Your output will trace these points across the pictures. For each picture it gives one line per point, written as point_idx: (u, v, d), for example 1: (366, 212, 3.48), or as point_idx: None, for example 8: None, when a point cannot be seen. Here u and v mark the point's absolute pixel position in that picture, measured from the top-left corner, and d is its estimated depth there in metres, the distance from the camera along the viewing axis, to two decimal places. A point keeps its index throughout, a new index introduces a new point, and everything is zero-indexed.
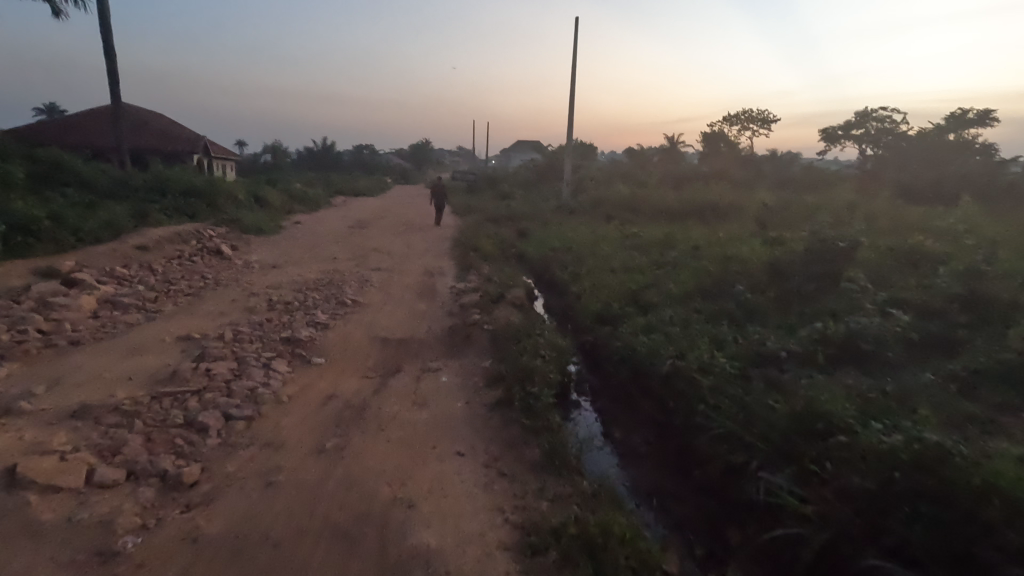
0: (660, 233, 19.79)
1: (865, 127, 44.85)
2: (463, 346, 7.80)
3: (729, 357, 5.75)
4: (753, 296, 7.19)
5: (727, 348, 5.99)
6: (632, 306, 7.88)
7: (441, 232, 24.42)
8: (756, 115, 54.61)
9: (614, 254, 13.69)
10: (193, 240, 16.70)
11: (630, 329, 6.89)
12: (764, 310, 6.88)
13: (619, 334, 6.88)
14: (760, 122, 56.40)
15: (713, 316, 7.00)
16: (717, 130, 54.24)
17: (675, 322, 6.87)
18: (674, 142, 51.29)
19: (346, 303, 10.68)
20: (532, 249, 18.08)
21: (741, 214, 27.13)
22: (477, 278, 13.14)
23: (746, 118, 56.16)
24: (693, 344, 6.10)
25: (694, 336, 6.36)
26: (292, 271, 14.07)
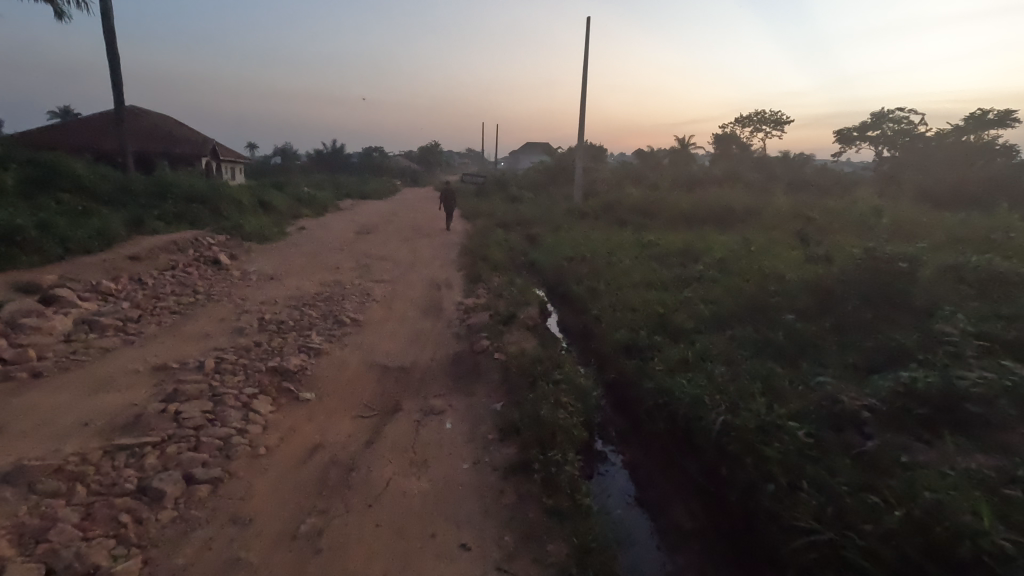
0: (678, 241, 18.85)
1: (882, 128, 43.60)
2: (471, 379, 6.97)
3: (788, 415, 4.83)
4: (805, 329, 6.26)
5: (783, 398, 5.10)
6: (663, 335, 7.00)
7: (448, 238, 23.60)
8: (768, 116, 53.50)
9: (632, 267, 12.81)
10: (190, 249, 16.02)
11: (664, 369, 5.98)
12: (819, 348, 5.95)
13: (652, 375, 5.97)
14: (775, 123, 55.17)
15: (760, 353, 6.08)
16: (729, 132, 53.14)
17: (717, 360, 5.99)
18: (686, 144, 50.29)
19: (345, 322, 9.86)
20: (543, 257, 17.23)
21: (759, 219, 26.14)
22: (487, 291, 12.31)
23: (759, 119, 55.04)
24: (742, 392, 5.22)
25: (742, 381, 5.44)
26: (291, 283, 13.33)
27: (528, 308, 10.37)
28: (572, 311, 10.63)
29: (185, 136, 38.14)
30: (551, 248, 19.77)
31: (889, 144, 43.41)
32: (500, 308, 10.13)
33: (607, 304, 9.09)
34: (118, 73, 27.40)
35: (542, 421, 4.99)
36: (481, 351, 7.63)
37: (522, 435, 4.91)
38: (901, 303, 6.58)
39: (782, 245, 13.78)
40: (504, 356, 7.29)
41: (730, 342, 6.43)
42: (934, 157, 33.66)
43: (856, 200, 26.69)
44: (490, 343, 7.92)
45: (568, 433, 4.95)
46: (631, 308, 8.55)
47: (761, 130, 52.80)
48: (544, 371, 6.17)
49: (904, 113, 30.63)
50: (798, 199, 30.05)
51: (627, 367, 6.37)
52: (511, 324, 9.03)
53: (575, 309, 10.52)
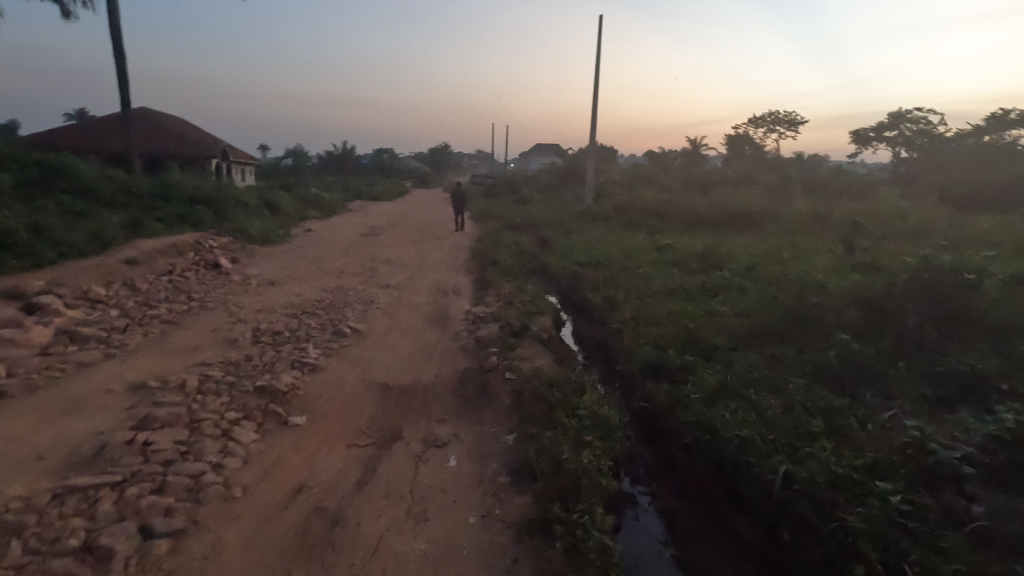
0: (695, 245, 18.06)
1: (900, 129, 42.42)
2: (480, 401, 6.27)
3: (855, 464, 4.11)
4: (859, 351, 5.53)
5: (845, 442, 4.38)
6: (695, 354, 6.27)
7: (457, 241, 22.96)
8: (782, 118, 52.45)
9: (650, 274, 12.09)
10: (190, 253, 15.49)
11: (700, 397, 5.27)
12: (880, 374, 5.21)
13: (687, 403, 5.26)
14: (789, 124, 54.03)
15: (810, 379, 5.34)
16: (743, 133, 52.13)
17: (761, 388, 5.27)
18: (698, 145, 49.49)
19: (345, 333, 9.20)
20: (555, 262, 16.52)
21: (777, 223, 25.26)
22: (497, 299, 11.62)
23: (772, 120, 53.99)
24: (796, 431, 4.50)
25: (794, 416, 4.72)
26: (291, 289, 12.75)
27: (542, 319, 9.66)
28: (587, 321, 9.93)
29: (194, 136, 37.88)
30: (562, 252, 19.04)
31: (906, 145, 42.25)
32: (511, 318, 9.44)
33: (628, 316, 8.36)
34: (124, 73, 27.07)
35: (563, 467, 4.30)
36: (491, 369, 6.93)
37: (541, 483, 4.21)
38: (967, 321, 5.82)
39: (809, 253, 12.97)
40: (516, 374, 6.59)
41: (775, 366, 5.69)
42: (956, 158, 32.58)
43: (878, 202, 25.74)
44: (501, 358, 7.23)
45: (595, 481, 4.27)
46: (655, 322, 7.82)
47: (775, 130, 51.72)
48: (563, 396, 5.47)
49: (924, 114, 29.64)
50: (816, 202, 29.12)
51: (656, 392, 5.66)
52: (523, 336, 8.33)
53: (591, 320, 9.79)
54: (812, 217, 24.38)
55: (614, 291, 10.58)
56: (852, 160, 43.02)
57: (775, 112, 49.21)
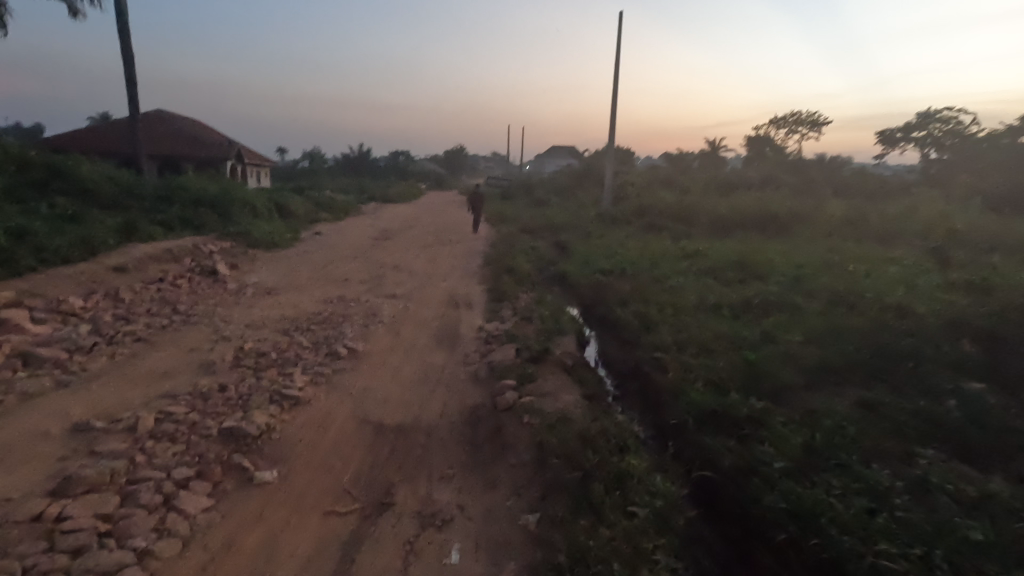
0: (726, 252, 16.71)
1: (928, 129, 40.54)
2: (495, 452, 5.09)
3: None
4: (987, 426, 4.34)
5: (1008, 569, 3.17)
6: (765, 402, 5.00)
7: (470, 246, 21.85)
8: (806, 118, 50.66)
9: (684, 286, 10.88)
10: (186, 259, 14.57)
11: (785, 472, 4.05)
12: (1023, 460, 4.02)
13: (769, 480, 4.03)
14: (812, 124, 52.16)
15: (929, 454, 4.12)
16: (764, 134, 50.48)
17: (867, 465, 4.03)
18: (717, 147, 48.01)
19: (341, 354, 8.07)
20: (575, 269, 15.36)
21: (807, 227, 23.80)
22: (512, 313, 10.44)
23: (795, 121, 52.22)
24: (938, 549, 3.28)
25: (927, 520, 3.51)
26: (289, 299, 11.76)
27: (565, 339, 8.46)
28: (617, 340, 8.72)
29: (207, 137, 37.37)
30: (582, 258, 17.82)
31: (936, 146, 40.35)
32: (531, 338, 8.26)
33: (670, 341, 7.13)
34: (132, 73, 26.52)
35: None
36: (507, 408, 5.73)
37: None
38: None
39: (859, 267, 11.63)
40: (539, 416, 5.40)
41: (876, 429, 4.44)
42: (994, 159, 30.80)
43: (915, 205, 24.17)
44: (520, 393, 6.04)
45: None
46: (705, 350, 6.57)
47: (797, 131, 49.95)
48: (603, 463, 4.28)
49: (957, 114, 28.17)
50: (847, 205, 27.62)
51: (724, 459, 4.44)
52: (546, 361, 7.15)
53: (621, 341, 8.57)
54: (846, 223, 22.88)
55: (646, 306, 9.38)
56: (880, 161, 41.20)
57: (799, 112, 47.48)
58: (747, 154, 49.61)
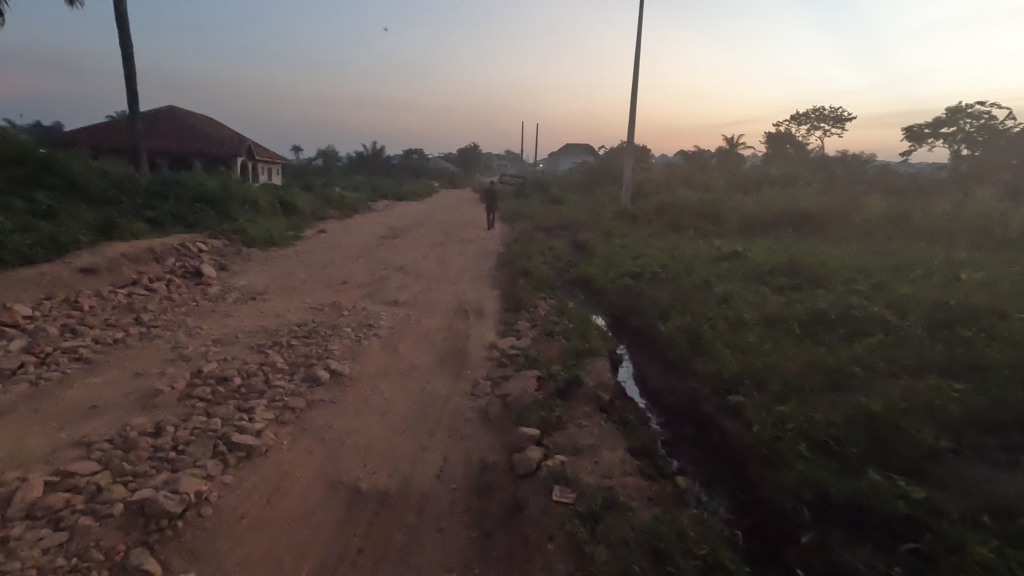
0: (765, 254, 15.00)
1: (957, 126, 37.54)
2: (514, 554, 3.55)
3: None
4: None
5: None
6: (921, 494, 3.39)
7: (482, 245, 20.35)
8: (830, 114, 48.38)
9: (731, 293, 9.29)
10: (170, 258, 13.25)
11: None
12: None
13: None
14: (835, 120, 49.91)
15: None
16: (785, 131, 48.35)
17: None
18: (737, 144, 46.00)
19: (321, 380, 6.54)
20: (598, 271, 13.81)
21: (844, 226, 21.94)
22: (530, 325, 8.87)
23: (818, 117, 50.02)
24: None
25: None
26: (275, 306, 10.34)
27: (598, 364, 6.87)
28: (661, 365, 7.12)
29: (214, 133, 36.31)
30: (604, 259, 16.24)
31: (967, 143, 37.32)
32: (556, 362, 6.68)
33: (740, 375, 5.53)
34: (130, 65, 25.41)
35: None
36: (530, 475, 4.20)
37: None
38: None
39: (935, 276, 9.90)
40: (575, 496, 3.84)
41: None
42: None
43: (962, 203, 22.21)
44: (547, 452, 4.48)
45: None
46: (794, 393, 4.95)
47: (821, 126, 47.74)
48: None
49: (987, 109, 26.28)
50: (884, 203, 25.70)
51: None
52: (577, 397, 5.57)
53: (666, 367, 6.96)
54: (888, 223, 21.04)
55: (694, 320, 7.77)
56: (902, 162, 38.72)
57: (824, 108, 45.37)
58: (769, 151, 47.52)
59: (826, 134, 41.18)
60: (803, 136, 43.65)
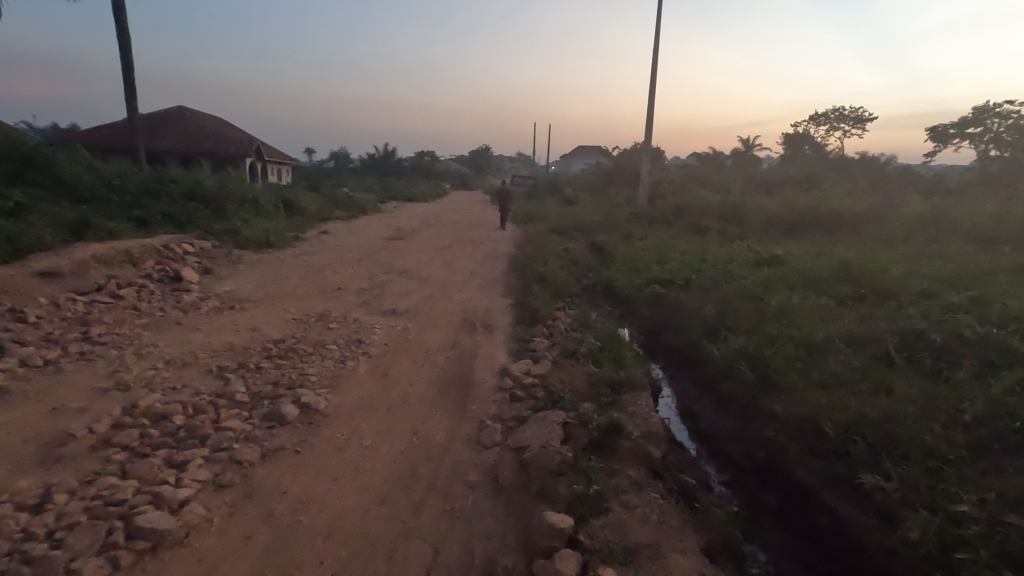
0: (808, 259, 13.41)
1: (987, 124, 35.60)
2: None
3: None
4: None
5: None
6: None
7: (493, 248, 18.97)
8: (849, 115, 46.56)
9: (786, 306, 7.83)
10: (148, 260, 12.03)
11: None
12: None
13: None
14: (856, 120, 47.96)
15: None
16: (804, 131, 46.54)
17: None
18: (754, 145, 44.38)
19: (286, 419, 5.15)
20: (622, 277, 12.39)
21: (881, 228, 20.27)
22: (549, 342, 7.43)
23: (838, 117, 48.20)
24: None
25: None
26: (254, 315, 9.04)
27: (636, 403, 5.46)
28: (715, 399, 5.71)
29: (220, 132, 35.27)
30: (625, 263, 14.80)
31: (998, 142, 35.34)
32: (586, 398, 5.25)
33: (847, 435, 4.13)
34: (127, 59, 24.37)
35: None
36: None
37: None
38: None
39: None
40: None
41: None
42: None
43: (1008, 204, 20.49)
44: (591, 570, 3.10)
45: None
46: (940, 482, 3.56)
47: (844, 125, 45.79)
48: None
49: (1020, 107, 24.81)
50: (918, 204, 23.97)
51: None
52: (620, 458, 4.17)
53: (723, 403, 5.55)
54: (931, 222, 19.32)
55: (754, 341, 6.33)
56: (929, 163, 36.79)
57: (844, 108, 43.68)
58: (787, 152, 45.71)
59: (846, 134, 39.43)
60: (823, 136, 41.87)
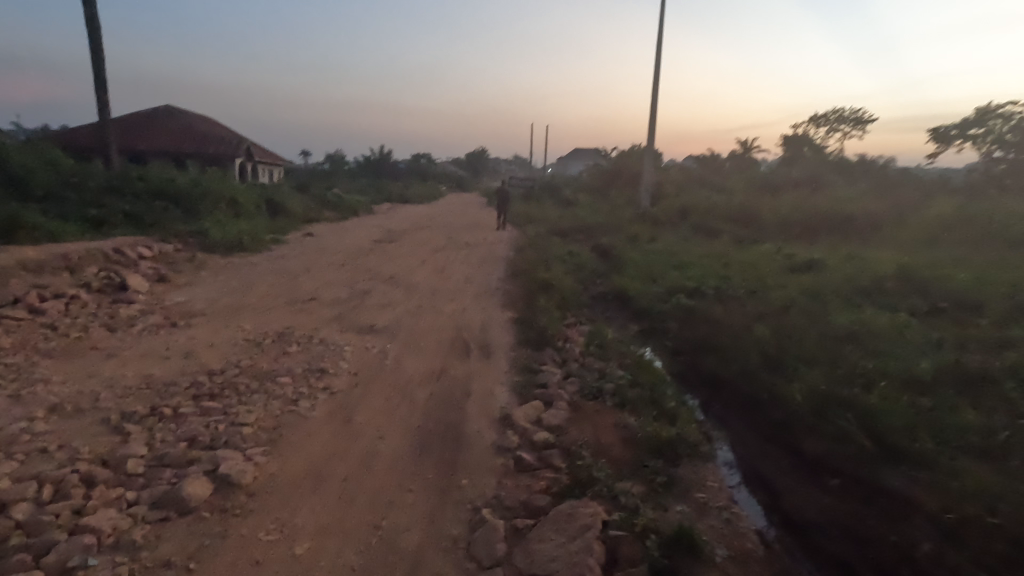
0: (845, 263, 11.82)
1: None
2: None
3: None
4: None
5: None
6: None
7: (490, 251, 17.40)
8: (850, 115, 45.35)
9: (858, 324, 6.24)
10: (91, 266, 10.38)
11: None
12: None
13: None
14: (857, 121, 46.63)
15: None
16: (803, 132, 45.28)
17: None
18: (753, 146, 43.17)
19: (188, 505, 3.52)
20: (637, 284, 10.83)
21: (903, 230, 18.86)
22: (563, 373, 5.80)
23: (838, 118, 47.08)
24: None
25: None
26: (198, 334, 7.41)
27: (694, 481, 3.85)
28: (802, 465, 4.11)
29: (203, 129, 33.53)
30: (637, 268, 13.25)
31: None
32: (627, 482, 3.66)
33: None
34: (95, 49, 22.69)
35: None
36: None
37: None
38: None
39: None
40: None
41: None
42: None
43: None
44: None
45: None
46: None
47: (845, 125, 44.54)
48: None
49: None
50: (936, 204, 22.59)
51: None
52: None
53: (817, 477, 3.96)
54: (963, 220, 17.79)
55: (843, 378, 4.73)
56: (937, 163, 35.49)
57: (846, 109, 42.47)
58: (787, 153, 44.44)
59: (850, 133, 38.07)
60: (825, 137, 40.58)
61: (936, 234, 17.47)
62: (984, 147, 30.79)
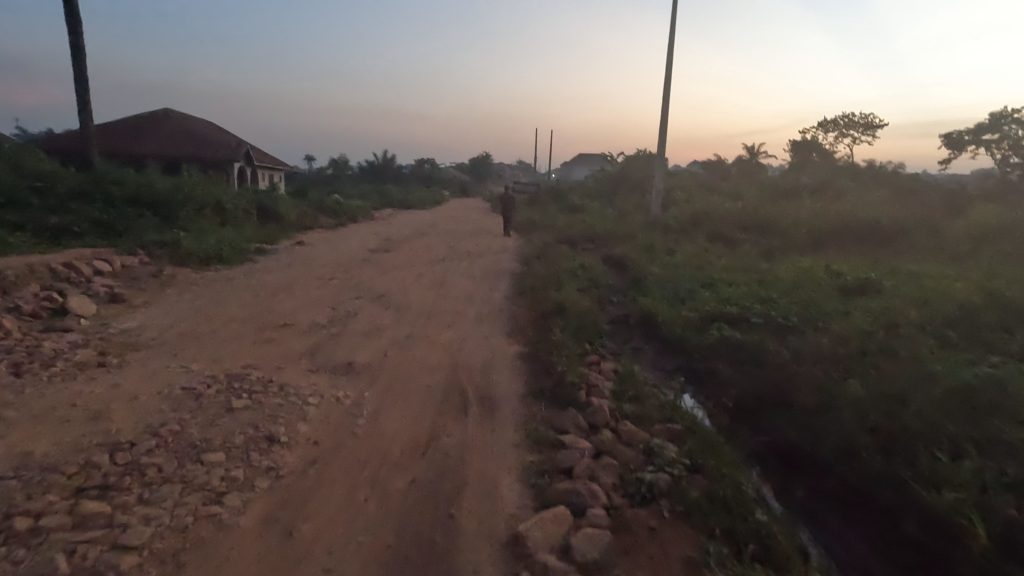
0: (900, 282, 10.28)
1: None
2: None
3: None
4: None
5: None
6: None
7: (494, 262, 15.87)
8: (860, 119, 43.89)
9: (988, 377, 4.69)
10: (31, 286, 8.89)
11: None
12: None
13: None
14: (868, 127, 45.19)
15: None
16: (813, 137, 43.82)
17: None
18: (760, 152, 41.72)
19: None
20: (666, 306, 9.30)
21: (940, 240, 17.37)
22: (594, 450, 4.22)
23: (847, 123, 45.66)
24: None
25: None
26: (128, 378, 5.88)
27: None
28: None
29: (196, 131, 32.08)
30: (660, 285, 11.74)
31: None
32: None
33: None
34: (75, 46, 21.34)
35: None
36: None
37: None
38: None
39: None
40: None
41: None
42: None
43: None
44: None
45: None
46: None
47: (856, 130, 43.04)
48: None
49: None
50: (969, 212, 21.07)
51: None
52: None
53: None
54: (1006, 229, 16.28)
55: None
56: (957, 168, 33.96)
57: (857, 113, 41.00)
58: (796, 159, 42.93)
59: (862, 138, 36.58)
60: (836, 141, 39.07)
61: (979, 245, 15.94)
62: (1001, 152, 29.25)
